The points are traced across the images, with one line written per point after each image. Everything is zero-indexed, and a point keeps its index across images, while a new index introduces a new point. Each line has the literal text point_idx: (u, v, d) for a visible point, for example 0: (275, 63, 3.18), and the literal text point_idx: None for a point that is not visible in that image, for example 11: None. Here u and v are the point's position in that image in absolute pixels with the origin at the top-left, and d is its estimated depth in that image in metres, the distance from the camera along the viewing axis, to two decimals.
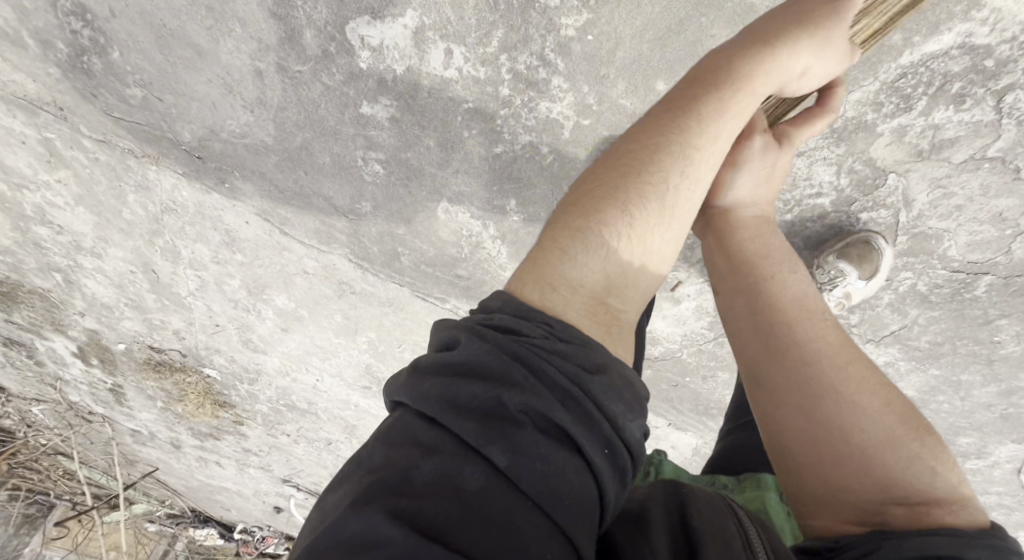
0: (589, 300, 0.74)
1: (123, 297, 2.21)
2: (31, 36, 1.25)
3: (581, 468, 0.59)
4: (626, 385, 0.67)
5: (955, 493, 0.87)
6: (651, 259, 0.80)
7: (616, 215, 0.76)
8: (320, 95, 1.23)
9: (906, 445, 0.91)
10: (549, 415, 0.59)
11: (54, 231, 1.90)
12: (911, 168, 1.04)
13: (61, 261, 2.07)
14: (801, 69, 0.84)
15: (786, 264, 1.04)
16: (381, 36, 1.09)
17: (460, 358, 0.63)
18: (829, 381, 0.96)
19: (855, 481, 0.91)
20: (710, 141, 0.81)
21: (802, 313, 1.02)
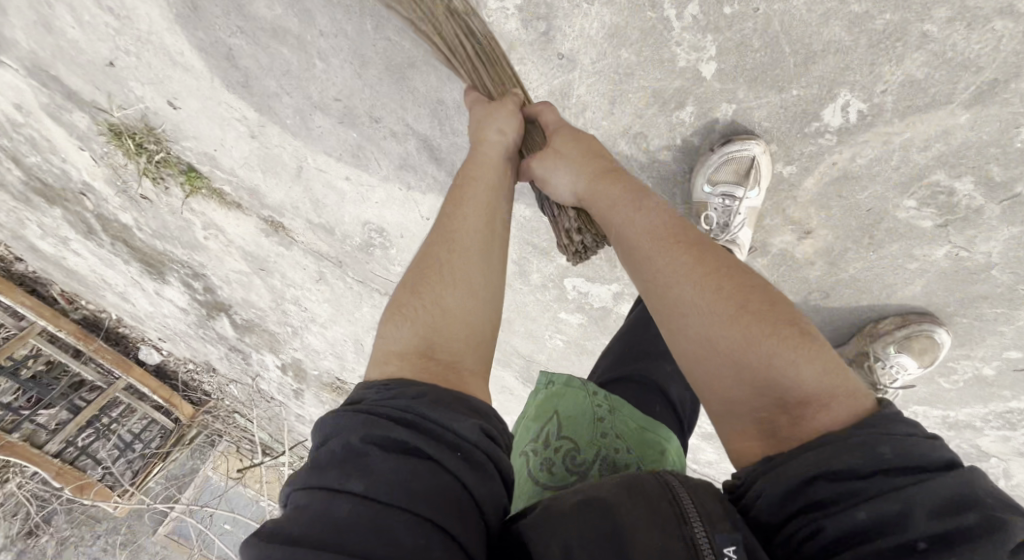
0: (410, 357, 0.71)
1: (332, 349, 2.48)
2: (344, 230, 1.65)
3: (432, 466, 0.58)
4: (464, 404, 0.65)
5: (828, 382, 0.65)
6: (460, 307, 0.75)
7: (410, 293, 0.77)
8: (531, 303, 1.54)
9: (763, 342, 0.67)
10: (388, 433, 0.60)
11: (299, 306, 2.29)
12: (1011, 459, 1.32)
13: (279, 329, 2.55)
14: (500, 129, 0.92)
15: (633, 195, 0.86)
16: (587, 288, 1.46)
17: (319, 439, 0.64)
18: (679, 299, 0.74)
19: (730, 389, 0.69)
20: (472, 179, 0.88)
21: (653, 239, 0.80)
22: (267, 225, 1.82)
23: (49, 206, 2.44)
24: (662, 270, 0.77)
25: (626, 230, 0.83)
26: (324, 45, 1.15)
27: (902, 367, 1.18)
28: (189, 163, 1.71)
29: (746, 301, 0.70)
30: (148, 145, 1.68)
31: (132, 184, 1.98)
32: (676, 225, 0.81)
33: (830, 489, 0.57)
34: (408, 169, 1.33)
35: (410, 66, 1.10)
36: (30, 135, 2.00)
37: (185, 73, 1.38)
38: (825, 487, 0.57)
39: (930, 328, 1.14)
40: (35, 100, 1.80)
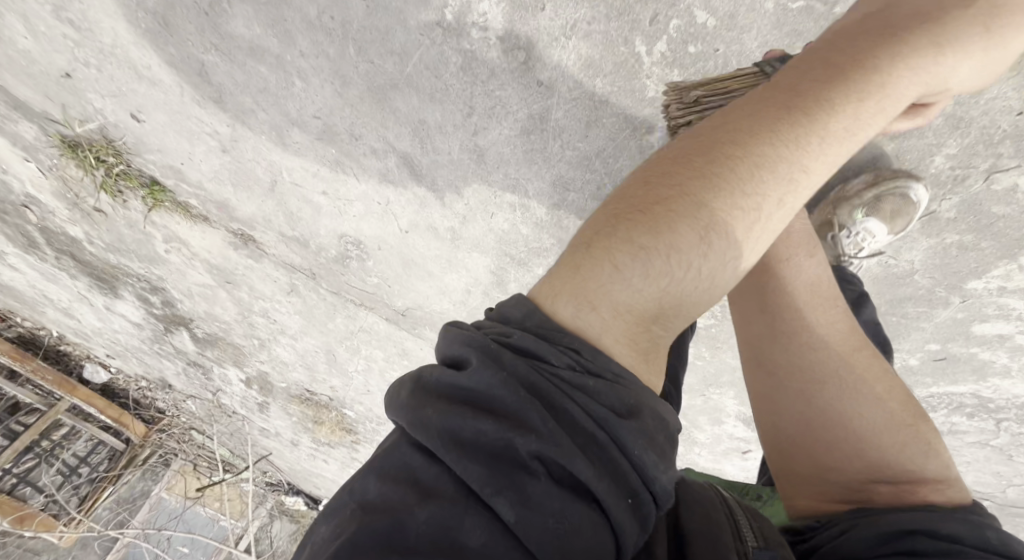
0: (633, 325, 0.63)
1: (302, 360, 2.46)
2: (319, 243, 1.66)
3: (597, 517, 0.53)
4: (661, 434, 0.58)
5: (924, 468, 0.94)
6: (714, 285, 0.66)
7: (663, 255, 0.61)
8: None
9: (901, 432, 0.97)
10: (567, 463, 0.52)
11: (267, 319, 2.26)
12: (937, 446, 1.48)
13: (244, 340, 2.51)
14: (951, 74, 0.73)
15: (805, 243, 1.01)
16: None
17: (471, 389, 0.56)
18: (830, 371, 0.99)
19: (842, 461, 0.98)
20: (778, 146, 0.64)
21: (812, 300, 1.01)
22: (238, 238, 1.80)
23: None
24: (826, 349, 1.00)
25: (792, 289, 1.02)
26: (304, 64, 1.14)
27: (869, 236, 1.01)
28: (151, 177, 1.64)
29: (889, 396, 0.98)
30: (107, 158, 1.61)
31: (86, 195, 1.87)
32: (832, 293, 1.03)
33: (930, 544, 0.78)
34: (388, 182, 1.36)
35: (393, 88, 1.12)
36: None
37: (153, 87, 1.34)
38: (925, 540, 0.78)
39: (907, 183, 0.93)
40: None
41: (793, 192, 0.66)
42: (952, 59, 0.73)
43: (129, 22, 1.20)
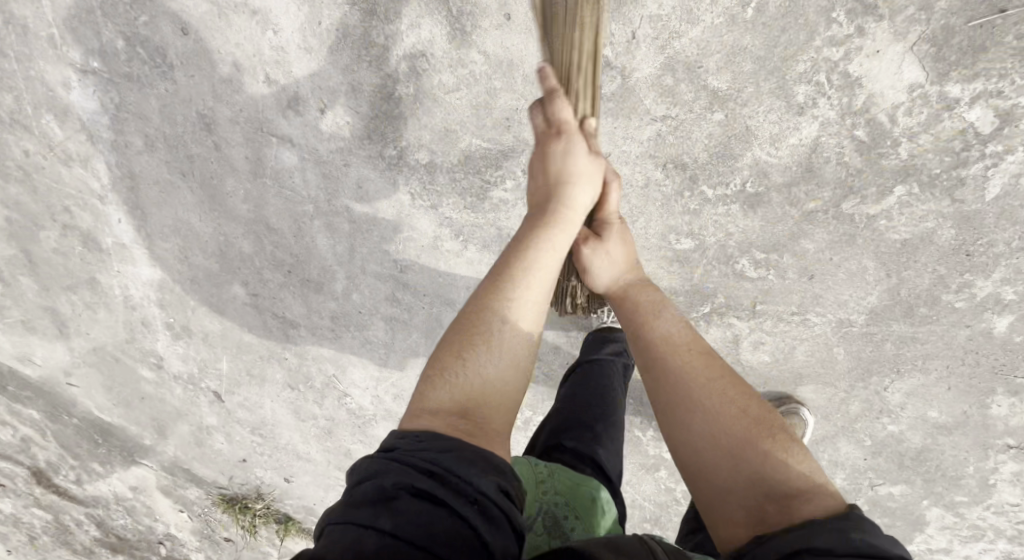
0: (450, 415, 0.66)
1: None
2: None
3: (453, 523, 0.55)
4: (486, 458, 0.62)
5: (815, 484, 0.66)
6: (494, 367, 0.71)
7: (452, 355, 0.70)
8: None
9: (758, 441, 0.70)
10: (417, 484, 0.58)
11: None
12: None
13: None
14: (585, 195, 0.86)
15: (650, 304, 0.88)
16: None
17: (353, 480, 0.62)
18: (686, 393, 0.76)
19: (724, 486, 0.69)
20: (519, 273, 0.76)
21: (660, 340, 0.83)
22: None
23: (113, 553, 2.41)
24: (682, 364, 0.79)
25: (646, 335, 0.84)
26: None
27: None
28: (287, 513, 2.07)
29: (754, 412, 0.73)
30: (254, 506, 2.05)
31: (219, 530, 2.20)
32: (689, 336, 0.84)
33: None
34: None
35: None
36: (131, 504, 2.24)
37: (307, 462, 1.89)
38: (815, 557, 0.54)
39: (798, 408, 1.29)
40: (155, 482, 2.14)
41: (511, 310, 0.74)
42: (585, 183, 0.86)
43: (302, 432, 1.81)
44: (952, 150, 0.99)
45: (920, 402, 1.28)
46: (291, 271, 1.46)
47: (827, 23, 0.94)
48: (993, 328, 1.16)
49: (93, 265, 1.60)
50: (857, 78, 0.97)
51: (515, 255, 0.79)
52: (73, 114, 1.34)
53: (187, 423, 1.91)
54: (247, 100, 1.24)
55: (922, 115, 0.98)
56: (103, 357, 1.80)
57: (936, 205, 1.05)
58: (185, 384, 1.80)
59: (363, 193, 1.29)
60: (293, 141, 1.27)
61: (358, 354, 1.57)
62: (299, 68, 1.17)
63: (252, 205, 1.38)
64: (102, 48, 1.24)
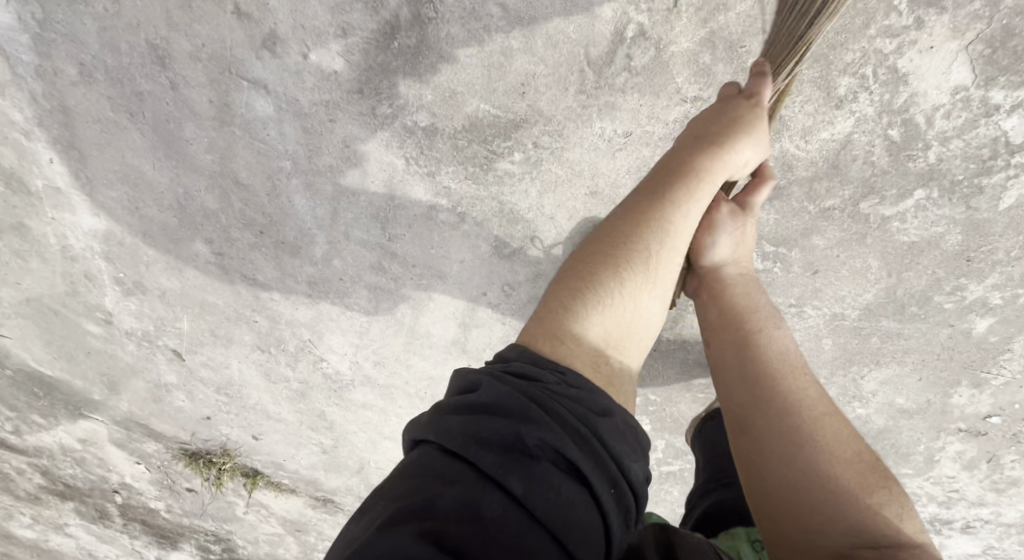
0: (591, 354, 0.76)
1: None
2: None
3: (587, 501, 0.59)
4: (637, 436, 0.68)
5: (911, 542, 0.82)
6: (645, 316, 0.83)
7: (597, 288, 0.79)
8: None
9: (867, 495, 0.87)
10: (562, 449, 0.59)
11: None
12: None
13: None
14: (745, 160, 0.90)
15: (767, 312, 1.01)
16: None
17: (476, 399, 0.63)
18: (800, 431, 0.90)
19: (828, 522, 0.85)
20: (664, 223, 0.84)
21: (786, 365, 0.96)
22: (321, 500, 2.08)
23: (62, 500, 2.31)
24: (797, 407, 0.93)
25: (766, 355, 0.97)
26: (398, 412, 1.67)
27: None
28: (253, 468, 2.03)
29: (866, 458, 0.91)
30: (218, 460, 1.99)
31: (179, 481, 2.13)
32: (803, 366, 0.98)
33: None
34: None
35: None
36: (79, 455, 2.12)
37: (276, 420, 1.83)
38: None
39: None
40: (106, 435, 2.02)
41: (661, 260, 0.84)
42: (751, 145, 0.88)
43: (272, 393, 1.73)
44: (979, 158, 0.98)
45: (891, 389, 1.34)
46: (263, 232, 1.33)
47: (886, 12, 0.86)
48: (973, 328, 1.21)
49: (21, 212, 1.38)
50: (903, 75, 0.91)
51: (662, 203, 0.85)
52: None
53: (143, 380, 1.79)
54: (212, 35, 1.04)
55: (960, 119, 0.94)
56: (38, 310, 1.61)
57: (951, 211, 1.05)
58: (139, 341, 1.66)
59: (351, 154, 1.16)
60: (268, 88, 1.09)
61: (337, 321, 1.48)
62: (279, 2, 0.98)
63: (218, 158, 1.21)
64: None
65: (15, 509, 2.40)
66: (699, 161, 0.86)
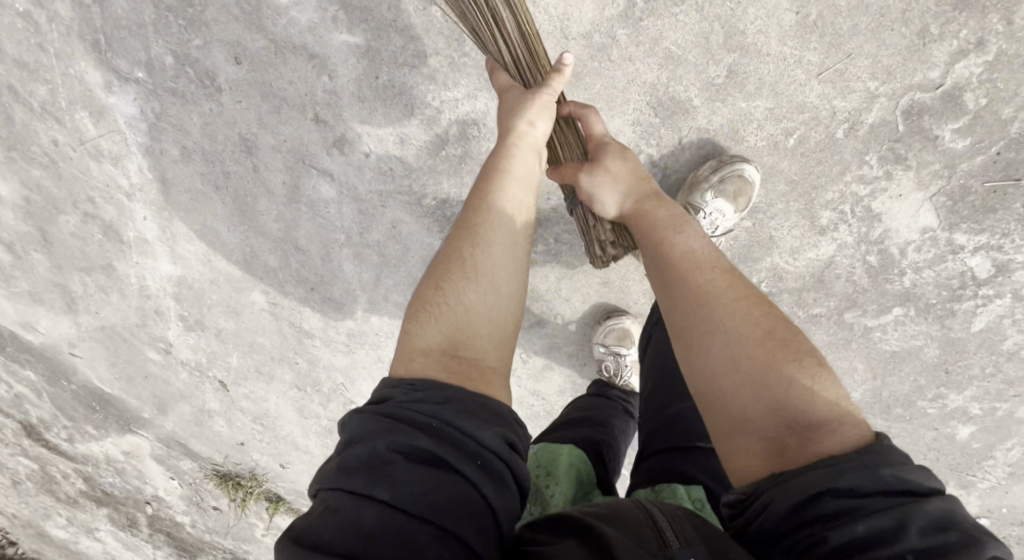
0: (439, 356, 0.75)
1: None
2: None
3: (452, 479, 0.63)
4: (482, 411, 0.69)
5: (837, 410, 0.68)
6: (489, 305, 0.80)
7: (434, 291, 0.80)
8: None
9: (786, 366, 0.71)
10: (414, 442, 0.64)
11: None
12: None
13: None
14: (534, 122, 0.90)
15: (674, 219, 0.91)
16: None
17: (345, 437, 0.67)
18: (709, 323, 0.77)
19: (747, 414, 0.71)
20: (484, 212, 0.85)
21: (690, 264, 0.85)
22: None
23: (99, 505, 2.50)
24: (709, 294, 0.80)
25: (675, 257, 0.86)
26: None
27: None
28: (277, 493, 2.17)
29: (777, 331, 0.75)
30: (247, 483, 2.16)
31: (208, 499, 2.29)
32: (715, 257, 0.86)
33: (835, 503, 0.59)
34: None
35: None
36: (122, 466, 2.31)
37: (304, 451, 1.99)
38: (831, 500, 0.59)
39: None
40: (149, 451, 2.21)
41: (485, 244, 0.83)
42: (539, 107, 0.90)
43: (303, 427, 1.90)
44: (950, 286, 1.10)
45: None
46: (314, 289, 1.51)
47: (859, 164, 1.00)
48: (956, 432, 1.30)
49: (111, 254, 1.60)
50: (877, 214, 1.05)
51: (472, 201, 0.87)
52: (109, 116, 1.32)
53: (190, 404, 1.98)
54: (292, 133, 1.24)
55: (930, 254, 1.07)
56: (110, 336, 1.83)
57: (927, 328, 1.16)
58: (191, 370, 1.85)
59: (397, 233, 1.34)
60: (333, 176, 1.29)
61: (369, 369, 1.65)
62: (350, 112, 1.19)
63: (283, 226, 1.41)
64: (150, 60, 1.22)
65: (55, 510, 2.58)
66: (505, 149, 0.89)
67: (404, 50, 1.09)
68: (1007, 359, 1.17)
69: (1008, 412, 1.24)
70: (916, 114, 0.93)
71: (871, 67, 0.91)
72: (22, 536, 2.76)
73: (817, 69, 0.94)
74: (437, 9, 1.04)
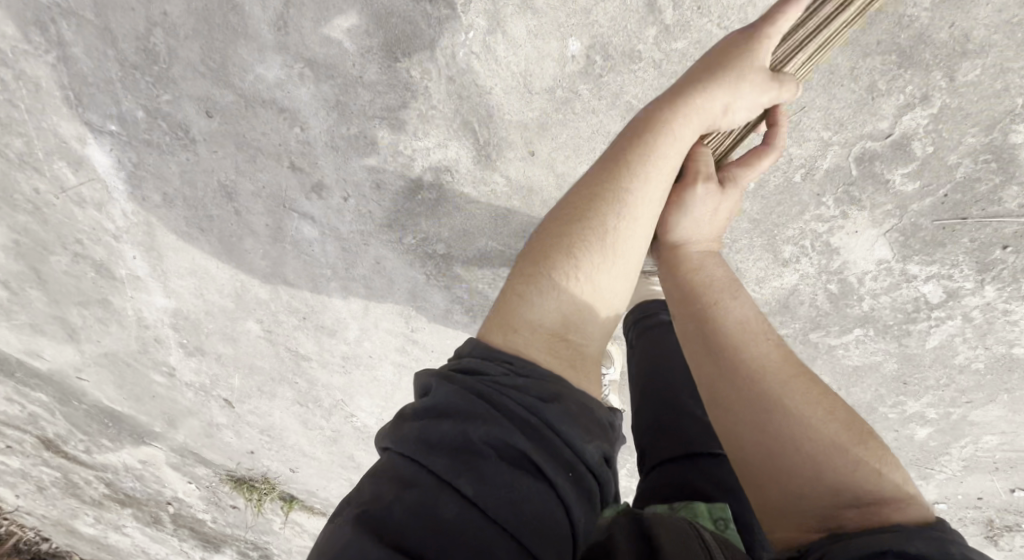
0: (550, 337, 0.66)
1: None
2: None
3: (545, 492, 0.54)
4: (587, 418, 0.60)
5: (904, 491, 0.64)
6: (613, 293, 0.71)
7: (564, 257, 0.68)
8: None
9: (856, 448, 0.68)
10: (512, 441, 0.55)
11: None
12: None
13: None
14: (727, 106, 0.75)
15: (727, 283, 0.86)
16: None
17: (433, 402, 0.58)
18: (766, 390, 0.73)
19: (806, 483, 0.66)
20: (636, 181, 0.72)
21: (741, 329, 0.80)
22: None
23: (121, 506, 2.63)
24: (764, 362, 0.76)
25: (724, 321, 0.81)
26: None
27: None
28: (288, 493, 2.29)
29: (846, 417, 0.71)
30: (259, 485, 2.27)
31: (223, 499, 2.41)
32: (768, 330, 0.81)
33: None
34: None
35: None
36: (139, 472, 2.42)
37: (310, 457, 2.09)
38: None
39: None
40: (163, 459, 2.31)
41: (624, 230, 0.71)
42: (744, 88, 0.75)
43: (308, 436, 1.99)
44: (905, 310, 1.16)
45: None
46: (306, 317, 1.57)
47: (816, 204, 1.05)
48: (915, 434, 1.39)
49: (105, 289, 1.65)
50: (835, 248, 1.10)
51: (632, 152, 0.73)
52: (88, 166, 1.33)
53: (197, 419, 2.06)
54: (271, 180, 1.27)
55: (885, 282, 1.12)
56: (114, 361, 1.89)
57: (886, 345, 1.23)
58: (196, 390, 1.93)
59: (381, 268, 1.38)
60: (314, 218, 1.32)
61: (366, 387, 1.72)
62: (325, 161, 1.21)
63: (270, 262, 1.45)
64: (121, 115, 1.22)
65: (79, 510, 2.72)
66: (693, 92, 0.74)
67: (372, 105, 1.11)
68: (960, 372, 1.24)
69: (962, 416, 1.32)
70: (867, 161, 0.97)
71: (823, 119, 0.94)
72: (51, 535, 2.91)
73: None
74: (401, 68, 1.05)
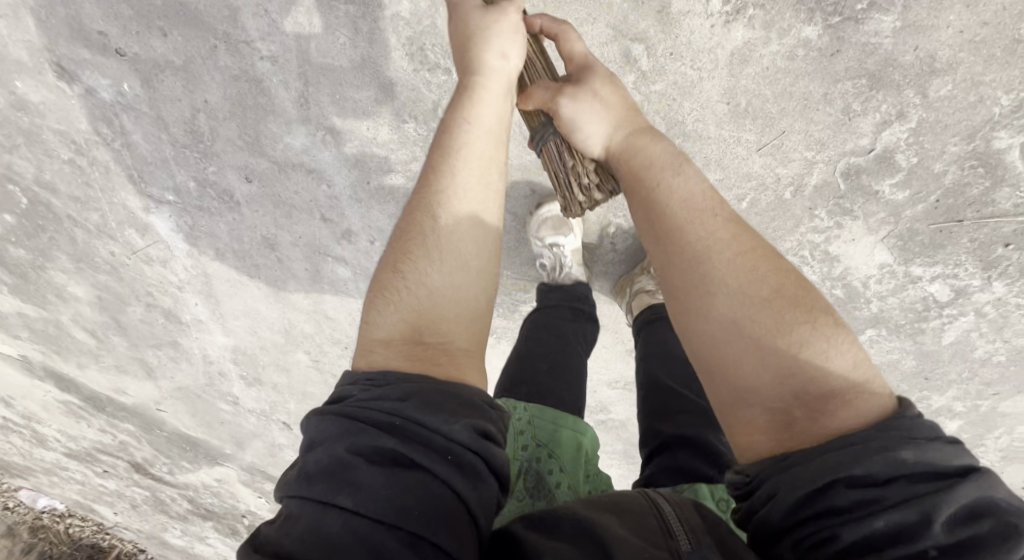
0: (402, 345, 0.66)
1: None
2: None
3: (425, 480, 0.55)
4: (445, 396, 0.60)
5: (856, 379, 0.59)
6: (464, 260, 0.72)
7: (395, 268, 0.71)
8: None
9: (800, 328, 0.62)
10: (375, 443, 0.55)
11: None
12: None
13: None
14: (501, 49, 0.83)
15: (671, 159, 0.79)
16: None
17: (307, 441, 0.60)
18: (708, 280, 0.67)
19: (748, 383, 0.62)
20: (451, 154, 0.77)
21: (689, 212, 0.73)
22: None
23: (205, 520, 2.89)
24: (707, 248, 0.70)
25: (670, 203, 0.74)
26: None
27: None
28: None
29: (786, 289, 0.65)
30: None
31: None
32: (717, 203, 0.74)
33: (850, 497, 0.51)
34: None
35: None
36: (217, 489, 2.66)
37: None
38: (845, 492, 0.51)
39: None
40: (237, 478, 2.53)
41: (455, 193, 0.75)
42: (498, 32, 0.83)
43: None
44: (916, 309, 1.17)
45: None
46: (348, 346, 1.71)
47: (810, 218, 1.08)
48: (946, 427, 1.39)
49: (174, 333, 1.84)
50: (835, 256, 1.13)
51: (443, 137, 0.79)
52: (151, 230, 1.51)
53: (262, 441, 2.26)
54: (305, 231, 1.41)
55: (891, 284, 1.14)
56: (187, 394, 2.11)
57: (901, 344, 1.24)
58: (259, 415, 2.11)
59: None
60: (346, 260, 1.45)
61: None
62: (351, 211, 1.34)
63: (312, 301, 1.60)
64: (176, 186, 1.38)
65: (169, 524, 3.00)
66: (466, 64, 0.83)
67: (387, 160, 1.22)
68: (983, 364, 1.24)
69: (992, 407, 1.32)
70: (854, 175, 1.00)
71: (805, 140, 0.98)
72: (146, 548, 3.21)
73: (755, 146, 1.01)
74: (409, 126, 1.16)
